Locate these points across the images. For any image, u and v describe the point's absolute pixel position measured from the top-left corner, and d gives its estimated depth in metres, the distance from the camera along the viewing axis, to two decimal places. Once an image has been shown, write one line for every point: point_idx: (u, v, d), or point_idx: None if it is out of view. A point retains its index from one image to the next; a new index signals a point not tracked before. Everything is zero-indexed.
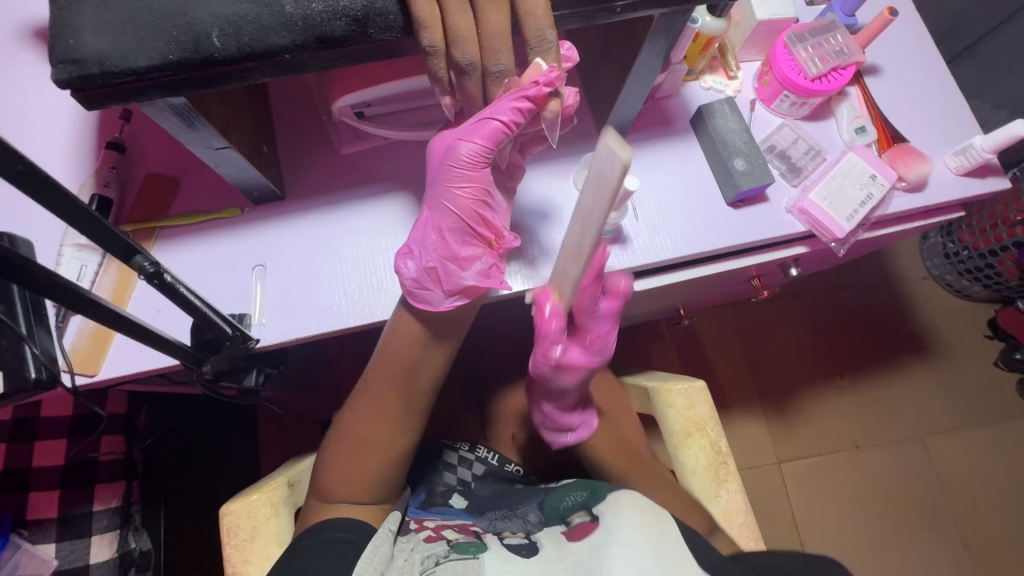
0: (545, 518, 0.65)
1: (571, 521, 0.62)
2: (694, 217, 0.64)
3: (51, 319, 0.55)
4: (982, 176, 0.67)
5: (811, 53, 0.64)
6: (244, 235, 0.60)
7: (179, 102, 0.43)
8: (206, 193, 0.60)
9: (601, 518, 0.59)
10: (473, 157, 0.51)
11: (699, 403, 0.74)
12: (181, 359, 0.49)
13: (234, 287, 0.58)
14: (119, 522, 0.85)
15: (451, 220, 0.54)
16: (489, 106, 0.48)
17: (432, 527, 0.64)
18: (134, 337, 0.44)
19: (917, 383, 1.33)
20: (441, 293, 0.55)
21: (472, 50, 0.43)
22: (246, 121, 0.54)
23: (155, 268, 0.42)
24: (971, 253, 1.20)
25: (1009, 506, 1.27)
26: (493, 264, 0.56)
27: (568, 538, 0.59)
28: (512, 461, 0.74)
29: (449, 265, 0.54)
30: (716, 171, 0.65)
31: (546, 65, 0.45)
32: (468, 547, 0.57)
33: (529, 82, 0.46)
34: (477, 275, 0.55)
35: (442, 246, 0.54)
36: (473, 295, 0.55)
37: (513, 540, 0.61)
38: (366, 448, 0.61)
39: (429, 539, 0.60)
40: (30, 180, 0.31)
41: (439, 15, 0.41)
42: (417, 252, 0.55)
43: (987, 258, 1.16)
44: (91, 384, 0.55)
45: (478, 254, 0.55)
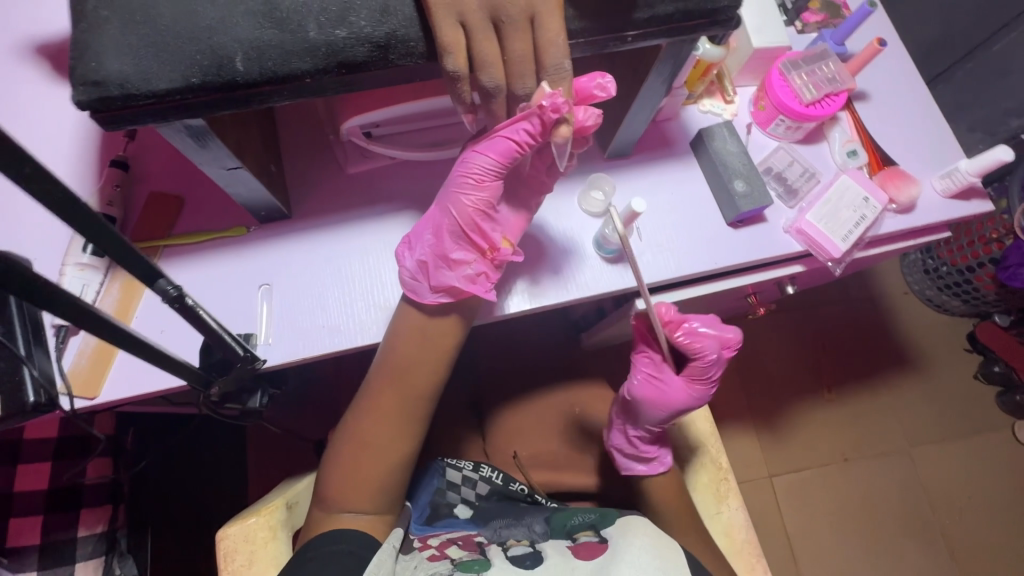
0: (550, 529, 0.65)
1: (577, 539, 0.63)
2: (696, 238, 0.66)
3: (50, 340, 0.54)
4: (967, 198, 0.70)
5: (805, 80, 0.67)
6: (249, 254, 0.59)
7: (196, 124, 0.43)
8: (211, 211, 0.60)
9: (611, 539, 0.61)
10: (486, 168, 0.53)
11: (699, 420, 0.76)
12: (190, 381, 0.48)
13: (239, 307, 0.58)
14: (104, 548, 0.86)
15: (450, 223, 0.55)
16: (504, 123, 0.50)
17: (436, 544, 0.65)
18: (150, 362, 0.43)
19: (903, 397, 1.36)
20: (428, 287, 0.56)
21: (501, 73, 0.44)
22: (256, 142, 0.55)
23: (177, 291, 0.42)
24: (950, 270, 1.24)
25: (990, 517, 1.30)
26: (482, 272, 0.56)
27: (575, 555, 0.60)
28: (516, 481, 0.71)
29: (440, 265, 0.55)
30: (716, 192, 0.66)
31: (550, 89, 0.45)
32: (472, 565, 0.59)
33: (536, 106, 0.46)
34: (462, 279, 0.55)
35: (438, 242, 0.56)
36: (457, 296, 0.56)
37: (517, 552, 0.62)
38: (369, 455, 0.59)
39: (432, 556, 0.61)
40: (64, 205, 0.31)
41: (461, 41, 0.41)
42: (416, 246, 0.57)
43: (965, 274, 1.21)
44: (90, 406, 0.54)
45: (470, 259, 0.56)
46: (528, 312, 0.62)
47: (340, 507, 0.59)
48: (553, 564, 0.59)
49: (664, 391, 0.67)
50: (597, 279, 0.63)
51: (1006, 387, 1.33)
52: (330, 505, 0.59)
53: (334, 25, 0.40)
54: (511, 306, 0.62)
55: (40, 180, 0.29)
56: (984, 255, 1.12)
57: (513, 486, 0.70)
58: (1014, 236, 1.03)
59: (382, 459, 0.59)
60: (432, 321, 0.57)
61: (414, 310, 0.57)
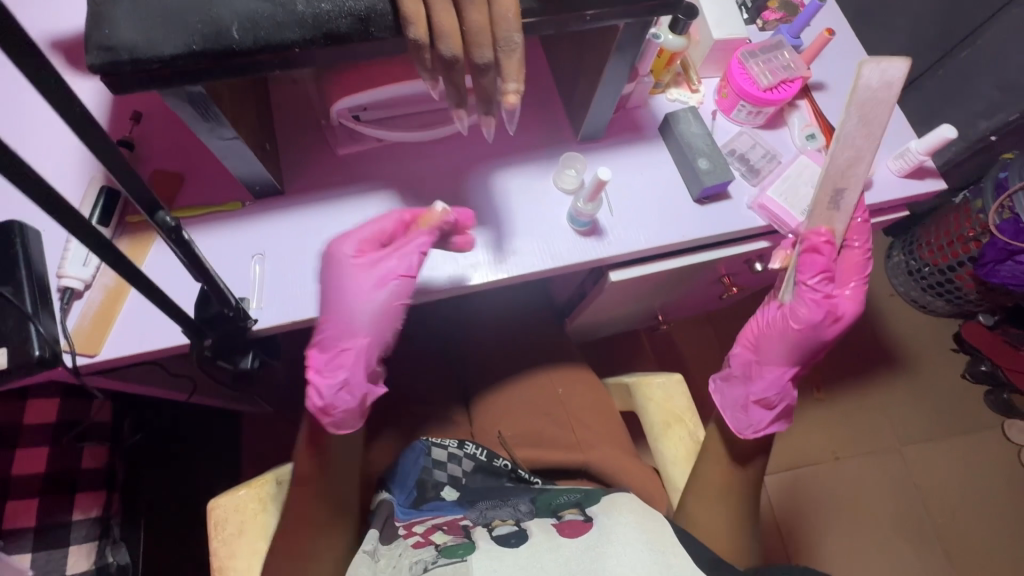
0: (536, 508, 0.68)
1: (562, 516, 0.67)
2: (665, 214, 0.70)
3: (57, 303, 0.57)
4: (921, 177, 0.75)
5: (762, 68, 0.72)
6: (244, 226, 0.63)
7: (197, 92, 0.48)
8: (209, 188, 0.64)
9: (596, 518, 0.65)
10: (383, 271, 0.59)
11: (677, 395, 0.85)
12: (183, 323, 0.51)
13: (233, 274, 0.61)
14: (98, 532, 0.90)
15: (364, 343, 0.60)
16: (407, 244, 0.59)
17: (421, 530, 0.66)
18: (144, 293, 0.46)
19: (891, 394, 1.39)
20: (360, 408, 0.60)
21: (457, 45, 0.47)
22: (252, 121, 0.59)
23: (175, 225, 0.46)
24: (932, 270, 1.31)
25: (983, 515, 1.31)
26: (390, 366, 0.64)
27: (559, 532, 0.64)
28: (499, 456, 0.74)
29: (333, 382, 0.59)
30: (682, 171, 0.71)
31: (448, 208, 0.60)
32: (456, 549, 0.62)
33: (439, 222, 0.60)
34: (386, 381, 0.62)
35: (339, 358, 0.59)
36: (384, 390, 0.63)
37: (502, 531, 0.65)
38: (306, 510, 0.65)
39: (417, 543, 0.64)
40: (84, 124, 0.35)
41: (426, 14, 0.46)
42: (330, 386, 0.58)
43: (947, 273, 1.27)
44: (91, 364, 0.57)
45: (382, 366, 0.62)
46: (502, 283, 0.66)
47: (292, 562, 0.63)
48: (539, 540, 0.63)
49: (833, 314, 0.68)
50: (571, 250, 0.67)
51: (994, 386, 1.36)
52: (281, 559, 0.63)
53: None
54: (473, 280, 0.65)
55: (63, 98, 0.33)
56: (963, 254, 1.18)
57: (496, 462, 0.74)
58: (989, 235, 1.10)
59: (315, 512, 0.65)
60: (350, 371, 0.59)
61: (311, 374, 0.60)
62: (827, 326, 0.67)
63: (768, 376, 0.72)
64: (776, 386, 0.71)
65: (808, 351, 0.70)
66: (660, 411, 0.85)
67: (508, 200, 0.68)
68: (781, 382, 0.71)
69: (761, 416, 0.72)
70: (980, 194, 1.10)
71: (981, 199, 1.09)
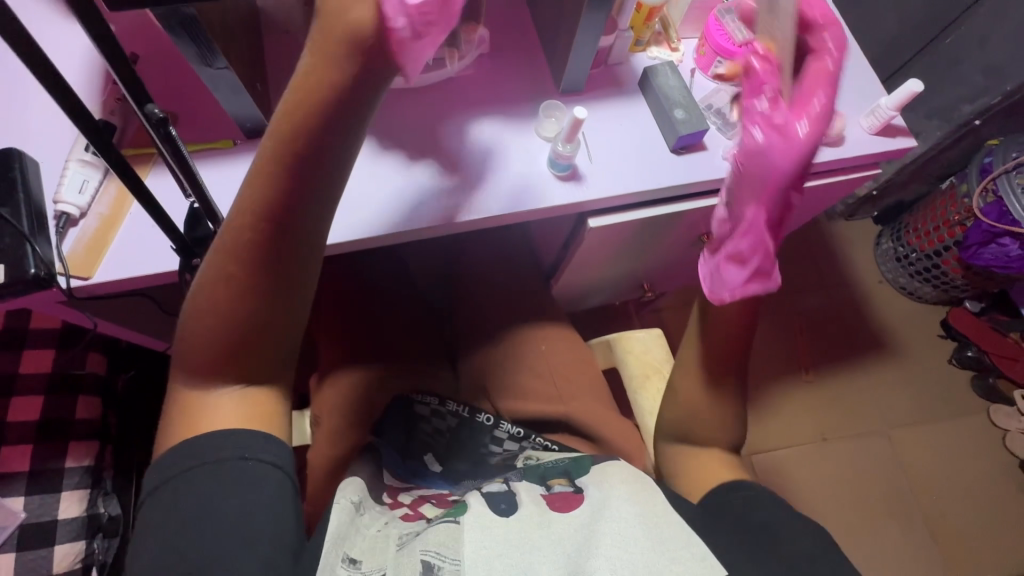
0: (525, 472, 0.65)
1: (552, 487, 0.62)
2: (642, 164, 0.72)
3: (52, 229, 0.59)
4: (892, 135, 0.77)
5: (739, 24, 0.74)
6: (234, 164, 0.66)
7: (187, 13, 0.50)
8: (203, 126, 0.66)
9: (588, 491, 0.61)
10: None
11: (655, 348, 0.88)
12: (169, 233, 0.56)
13: (223, 208, 0.64)
14: (89, 481, 0.92)
15: None
16: None
17: (409, 502, 0.67)
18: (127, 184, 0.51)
19: (877, 375, 1.41)
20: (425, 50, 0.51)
21: None
22: (245, 60, 0.62)
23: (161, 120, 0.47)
24: (920, 255, 1.33)
25: (965, 496, 1.32)
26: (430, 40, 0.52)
27: (552, 506, 0.58)
28: (479, 412, 0.74)
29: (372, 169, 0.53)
30: (659, 122, 0.74)
31: None
32: (448, 512, 0.59)
33: None
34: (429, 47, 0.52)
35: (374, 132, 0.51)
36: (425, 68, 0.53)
37: (493, 490, 0.62)
38: (217, 322, 0.52)
39: (407, 516, 0.63)
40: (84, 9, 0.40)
41: None
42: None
43: (933, 258, 1.30)
44: (85, 287, 0.59)
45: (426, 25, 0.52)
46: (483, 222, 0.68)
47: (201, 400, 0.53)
48: (531, 511, 0.57)
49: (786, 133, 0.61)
50: (550, 194, 0.70)
51: (978, 372, 1.40)
52: (192, 379, 0.53)
53: None
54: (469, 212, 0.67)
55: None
56: (949, 239, 1.22)
57: (478, 416, 0.73)
58: (974, 218, 1.13)
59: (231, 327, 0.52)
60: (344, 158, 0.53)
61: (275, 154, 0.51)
62: (776, 146, 0.61)
63: (745, 225, 0.63)
64: (750, 236, 0.63)
65: (782, 187, 0.62)
66: (640, 368, 0.87)
67: (499, 145, 0.71)
68: (759, 236, 0.63)
69: (734, 275, 0.65)
70: (966, 179, 1.14)
71: (966, 185, 1.13)
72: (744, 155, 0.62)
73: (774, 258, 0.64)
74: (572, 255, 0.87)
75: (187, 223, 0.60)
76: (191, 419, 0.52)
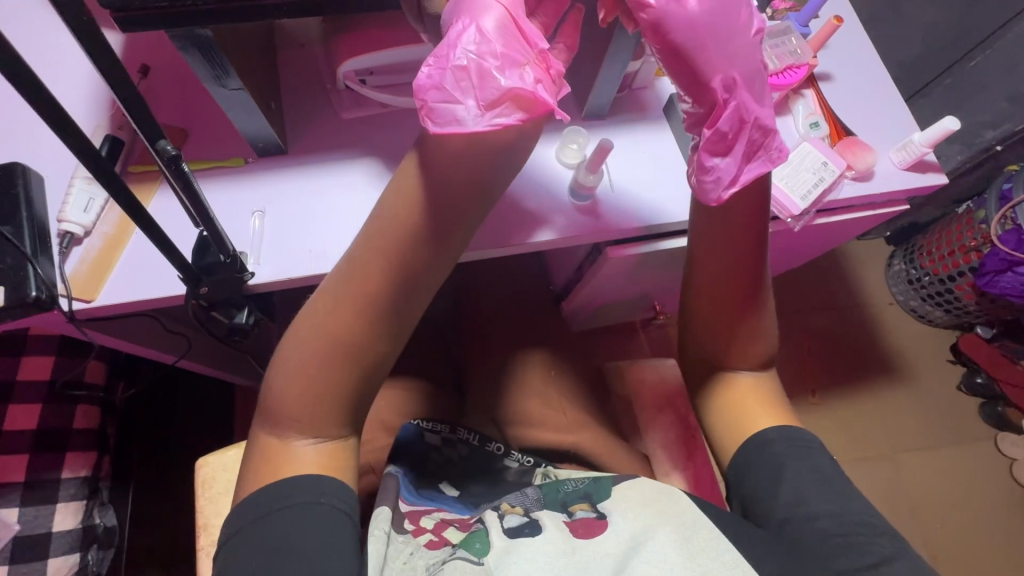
0: (543, 498, 0.60)
1: (573, 512, 0.57)
2: (666, 194, 0.70)
3: (55, 248, 0.57)
4: (923, 171, 0.75)
5: (768, 53, 0.72)
6: (246, 183, 0.63)
7: (204, 35, 0.48)
8: (213, 143, 0.64)
9: (611, 517, 0.56)
10: None
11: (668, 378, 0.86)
12: (177, 265, 0.53)
13: (232, 230, 0.61)
14: (86, 492, 0.90)
15: (497, 17, 0.45)
16: None
17: (431, 526, 0.60)
18: (133, 219, 0.47)
19: (887, 400, 1.39)
20: (474, 109, 0.44)
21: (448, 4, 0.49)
22: (259, 78, 0.60)
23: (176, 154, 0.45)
24: (932, 279, 1.31)
25: (972, 526, 1.30)
26: (539, 79, 0.46)
27: (574, 534, 0.54)
28: (492, 440, 0.74)
29: (456, 78, 0.44)
30: (684, 152, 0.71)
31: None
32: (473, 544, 0.54)
33: None
34: (522, 79, 0.44)
35: (472, 44, 0.44)
36: (517, 108, 0.44)
37: (514, 523, 0.56)
38: (324, 362, 0.48)
39: (430, 543, 0.57)
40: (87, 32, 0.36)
41: None
42: (444, 53, 0.44)
43: (946, 283, 1.27)
44: (87, 310, 0.57)
45: (525, 63, 0.45)
46: (499, 252, 0.67)
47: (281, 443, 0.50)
48: (554, 536, 0.54)
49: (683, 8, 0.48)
50: (569, 223, 0.67)
51: (988, 398, 1.37)
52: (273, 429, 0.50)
53: None
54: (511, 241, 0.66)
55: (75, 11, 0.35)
56: (964, 264, 1.19)
57: (490, 445, 0.74)
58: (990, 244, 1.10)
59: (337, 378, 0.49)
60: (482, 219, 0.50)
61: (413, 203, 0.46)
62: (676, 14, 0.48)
63: (720, 98, 0.49)
64: (733, 109, 0.49)
65: (723, 39, 0.48)
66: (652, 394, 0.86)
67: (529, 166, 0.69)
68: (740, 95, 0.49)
69: (726, 168, 0.51)
70: (984, 204, 1.11)
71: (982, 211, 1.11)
72: (672, 47, 0.49)
73: (765, 120, 0.50)
74: (587, 280, 0.85)
75: (196, 250, 0.57)
76: (272, 464, 0.49)
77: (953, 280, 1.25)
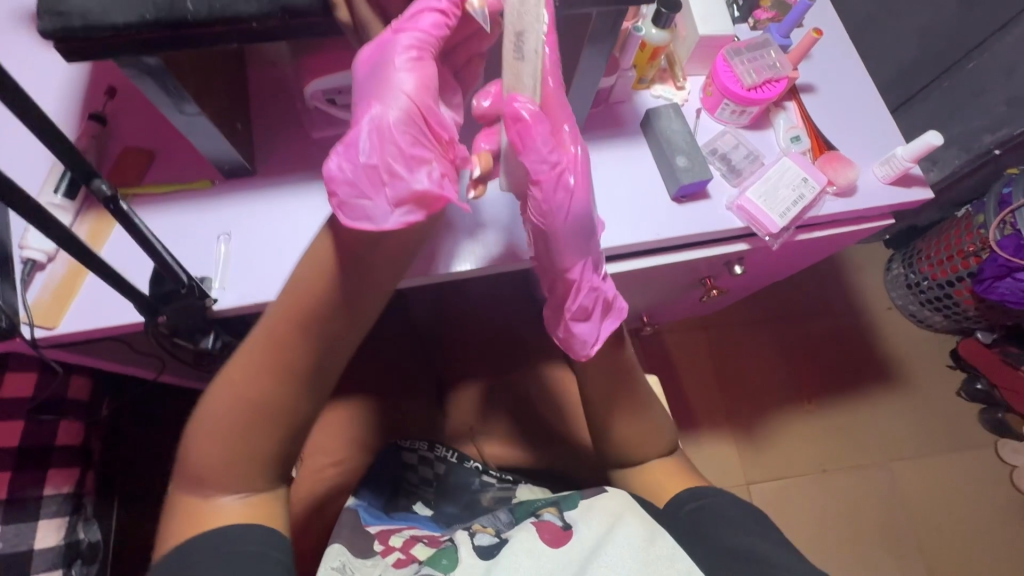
0: (516, 518, 0.60)
1: (540, 514, 0.58)
2: (642, 211, 0.69)
3: (17, 274, 0.57)
4: (908, 186, 0.73)
5: (747, 66, 0.71)
6: (213, 206, 0.63)
7: (153, 63, 0.47)
8: (179, 165, 0.64)
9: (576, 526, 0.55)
10: (406, 42, 0.47)
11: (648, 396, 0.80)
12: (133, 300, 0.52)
13: (198, 254, 0.61)
14: (68, 509, 0.91)
15: (403, 111, 0.46)
16: (423, 20, 0.47)
17: (399, 545, 0.61)
18: (80, 261, 0.46)
19: (881, 407, 1.36)
20: (385, 204, 0.45)
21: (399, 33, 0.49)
22: (222, 99, 0.59)
23: (112, 193, 0.46)
24: (932, 284, 1.27)
25: (967, 536, 1.28)
26: (445, 174, 0.47)
27: (541, 537, 0.55)
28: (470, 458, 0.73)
29: (365, 176, 0.45)
30: (660, 168, 0.70)
31: None
32: (439, 559, 0.55)
33: None
34: (429, 179, 0.46)
35: (379, 144, 0.45)
36: (426, 203, 0.45)
37: (483, 542, 0.56)
38: (235, 412, 0.49)
39: (397, 563, 0.58)
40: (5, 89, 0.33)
41: None
42: (351, 148, 0.45)
43: (946, 288, 1.23)
44: (49, 337, 0.56)
45: (431, 158, 0.46)
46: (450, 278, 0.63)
47: (209, 477, 0.49)
48: (522, 545, 0.54)
49: (549, 204, 0.53)
50: None
51: (988, 404, 1.35)
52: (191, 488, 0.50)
53: None
54: (456, 265, 0.63)
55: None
56: (962, 270, 1.16)
57: (467, 463, 0.73)
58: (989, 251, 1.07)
59: (261, 412, 0.49)
60: (403, 267, 0.50)
61: (326, 259, 0.47)
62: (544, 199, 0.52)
63: (579, 280, 0.56)
64: (588, 288, 0.57)
65: (586, 232, 0.55)
66: None
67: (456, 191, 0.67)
68: (587, 278, 0.56)
69: (588, 330, 0.58)
70: (982, 209, 1.08)
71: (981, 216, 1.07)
72: (546, 228, 0.54)
73: (612, 294, 0.58)
74: None
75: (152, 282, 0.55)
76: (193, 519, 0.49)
77: (952, 285, 1.22)
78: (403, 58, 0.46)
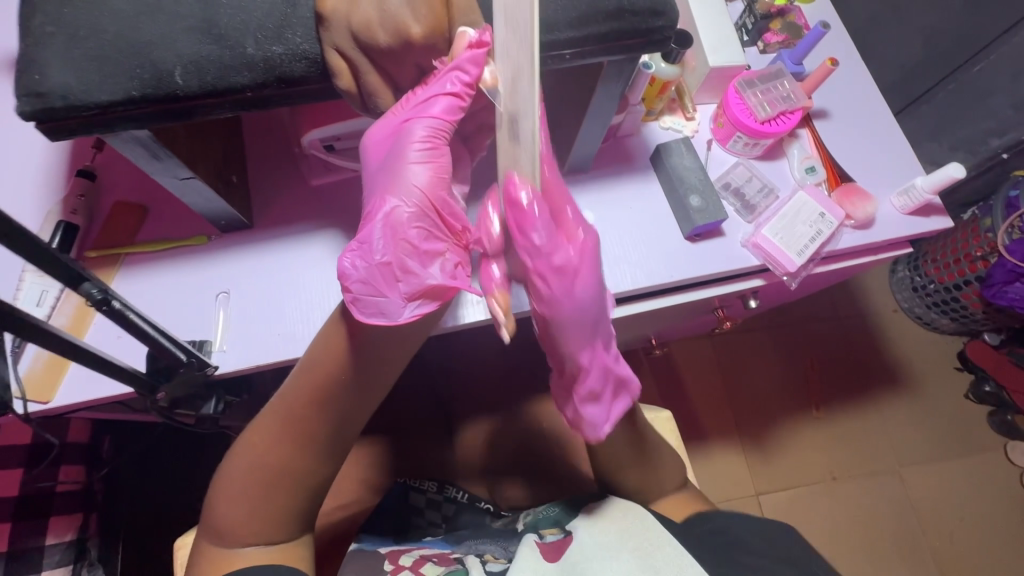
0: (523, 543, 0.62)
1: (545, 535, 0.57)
2: (656, 251, 0.66)
3: (8, 345, 0.54)
4: (927, 214, 0.70)
5: (760, 98, 0.68)
6: (210, 263, 0.60)
7: (143, 134, 0.46)
8: (174, 221, 0.61)
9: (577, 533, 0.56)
10: (420, 132, 0.47)
11: (667, 433, 0.77)
12: (129, 382, 0.50)
13: (195, 317, 0.58)
14: (71, 556, 0.86)
15: (416, 206, 0.47)
16: (437, 106, 0.47)
17: (409, 564, 0.58)
18: (67, 356, 0.43)
19: (893, 416, 1.35)
20: (399, 298, 0.46)
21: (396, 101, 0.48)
22: (215, 153, 0.57)
23: (103, 295, 0.43)
24: (938, 287, 1.23)
25: (982, 541, 1.27)
26: (458, 264, 0.49)
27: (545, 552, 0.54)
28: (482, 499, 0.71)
29: (381, 273, 0.46)
30: (675, 209, 0.67)
31: (474, 32, 0.45)
32: None
33: (461, 52, 0.45)
34: (443, 273, 0.48)
35: (393, 241, 0.46)
36: (439, 297, 0.47)
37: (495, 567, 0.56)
38: (263, 469, 0.50)
39: None
40: None
41: (356, 70, 0.46)
42: (369, 246, 0.46)
43: (952, 292, 1.19)
44: (43, 410, 0.54)
45: (445, 250, 0.48)
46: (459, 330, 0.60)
47: (236, 529, 0.50)
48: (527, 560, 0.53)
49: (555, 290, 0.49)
50: None
51: (997, 407, 1.32)
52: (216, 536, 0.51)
53: (272, 42, 0.44)
54: (465, 316, 0.60)
55: None
56: (969, 273, 1.09)
57: (480, 504, 0.71)
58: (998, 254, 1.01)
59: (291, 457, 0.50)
60: (403, 338, 0.49)
61: (345, 337, 0.48)
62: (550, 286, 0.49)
63: (589, 364, 0.53)
64: (598, 370, 0.54)
65: (591, 317, 0.51)
66: None
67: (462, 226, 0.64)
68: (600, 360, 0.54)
69: (598, 411, 0.56)
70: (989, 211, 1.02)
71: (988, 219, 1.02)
72: (552, 317, 0.51)
73: (623, 374, 0.57)
74: None
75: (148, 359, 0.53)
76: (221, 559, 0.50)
77: (959, 289, 1.16)
78: (418, 151, 0.47)
